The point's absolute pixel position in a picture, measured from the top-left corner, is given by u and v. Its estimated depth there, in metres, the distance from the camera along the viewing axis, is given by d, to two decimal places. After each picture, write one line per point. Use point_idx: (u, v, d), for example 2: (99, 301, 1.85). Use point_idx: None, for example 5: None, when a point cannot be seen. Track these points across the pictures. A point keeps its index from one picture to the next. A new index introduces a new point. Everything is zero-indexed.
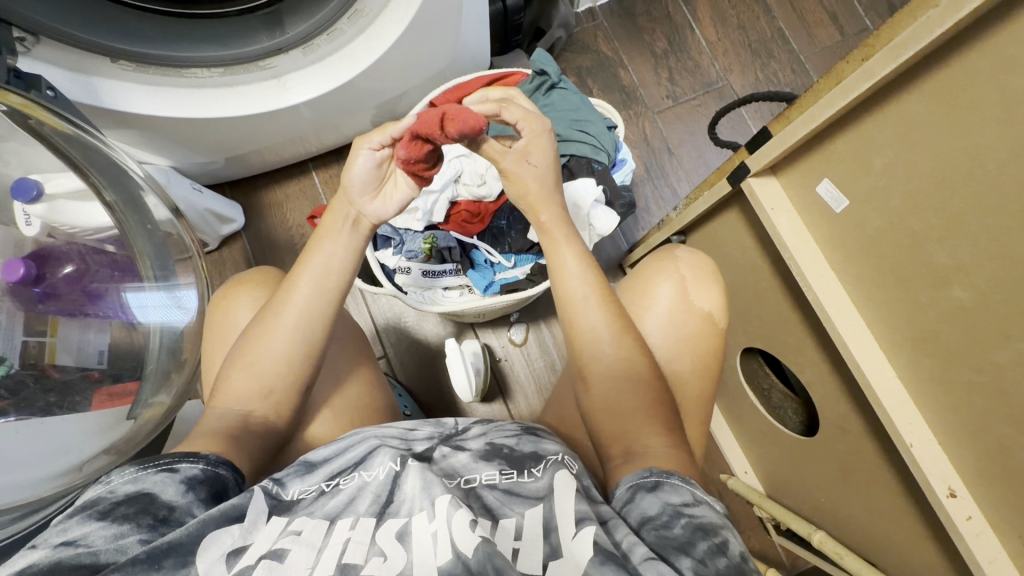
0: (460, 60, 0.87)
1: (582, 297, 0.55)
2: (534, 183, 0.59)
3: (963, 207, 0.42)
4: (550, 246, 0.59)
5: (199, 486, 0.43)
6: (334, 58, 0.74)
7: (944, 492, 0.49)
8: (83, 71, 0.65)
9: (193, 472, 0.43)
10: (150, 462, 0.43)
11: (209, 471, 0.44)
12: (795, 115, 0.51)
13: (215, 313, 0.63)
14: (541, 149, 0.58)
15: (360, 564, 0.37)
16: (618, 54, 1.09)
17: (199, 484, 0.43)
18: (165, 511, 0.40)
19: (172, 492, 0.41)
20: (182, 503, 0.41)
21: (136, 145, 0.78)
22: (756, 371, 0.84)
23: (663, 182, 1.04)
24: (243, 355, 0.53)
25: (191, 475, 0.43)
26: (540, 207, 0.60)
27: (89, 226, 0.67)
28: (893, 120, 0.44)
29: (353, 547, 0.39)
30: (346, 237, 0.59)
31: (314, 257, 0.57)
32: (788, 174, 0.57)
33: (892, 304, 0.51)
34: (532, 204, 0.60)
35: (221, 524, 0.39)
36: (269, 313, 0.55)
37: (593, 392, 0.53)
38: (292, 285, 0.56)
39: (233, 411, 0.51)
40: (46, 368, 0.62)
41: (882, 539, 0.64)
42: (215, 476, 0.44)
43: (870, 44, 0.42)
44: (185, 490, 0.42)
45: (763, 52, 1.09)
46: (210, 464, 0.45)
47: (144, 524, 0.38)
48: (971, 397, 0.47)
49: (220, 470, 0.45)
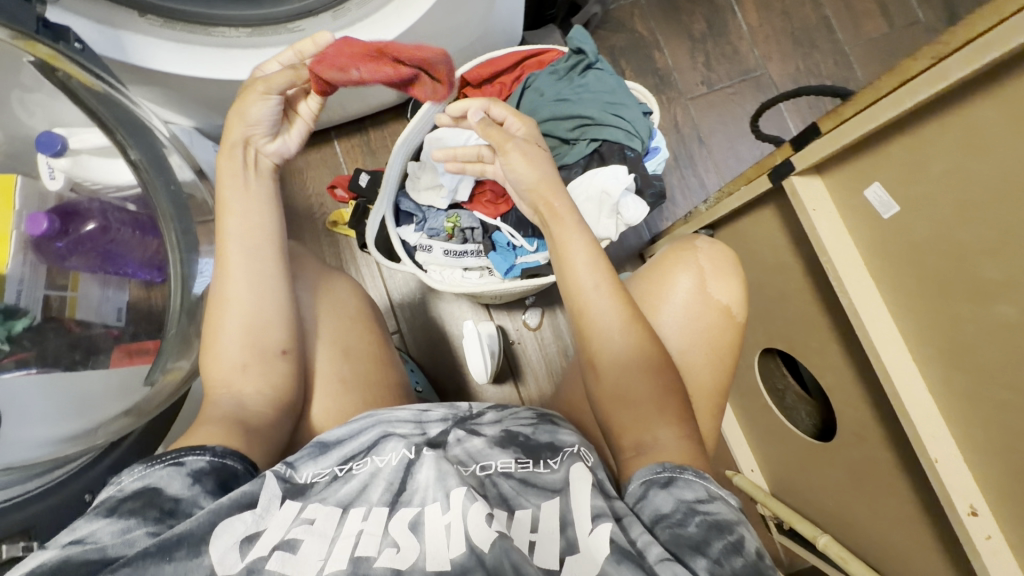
0: (492, 32, 0.84)
1: (599, 286, 0.54)
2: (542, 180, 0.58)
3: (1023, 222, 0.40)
4: (561, 239, 0.56)
5: (205, 477, 0.42)
6: (364, 23, 0.72)
7: (963, 508, 0.49)
8: (110, 24, 0.64)
9: (200, 464, 0.43)
10: (156, 458, 0.42)
11: (215, 463, 0.44)
12: (848, 112, 0.48)
13: None
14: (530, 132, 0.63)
15: (372, 556, 0.38)
16: (654, 35, 1.05)
17: (205, 476, 0.42)
18: (171, 503, 0.40)
19: (178, 485, 0.41)
20: (188, 495, 0.41)
21: (162, 104, 0.77)
22: (773, 371, 0.83)
23: (691, 172, 1.01)
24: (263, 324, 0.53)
25: (198, 468, 0.43)
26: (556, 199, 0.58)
27: (114, 183, 0.67)
28: (958, 125, 0.42)
29: (366, 539, 0.39)
30: (255, 186, 0.57)
31: (227, 218, 0.55)
32: (834, 174, 0.55)
33: (929, 318, 0.50)
34: (545, 198, 0.58)
35: (233, 511, 0.40)
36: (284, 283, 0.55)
37: (603, 383, 0.52)
38: (237, 254, 0.54)
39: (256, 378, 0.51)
40: (66, 322, 0.63)
41: (889, 547, 0.64)
42: (221, 467, 0.44)
43: (943, 42, 0.40)
44: (191, 483, 0.42)
45: (806, 41, 1.04)
46: (217, 456, 0.44)
47: (151, 518, 0.39)
48: (1008, 416, 0.45)
49: (227, 460, 0.44)
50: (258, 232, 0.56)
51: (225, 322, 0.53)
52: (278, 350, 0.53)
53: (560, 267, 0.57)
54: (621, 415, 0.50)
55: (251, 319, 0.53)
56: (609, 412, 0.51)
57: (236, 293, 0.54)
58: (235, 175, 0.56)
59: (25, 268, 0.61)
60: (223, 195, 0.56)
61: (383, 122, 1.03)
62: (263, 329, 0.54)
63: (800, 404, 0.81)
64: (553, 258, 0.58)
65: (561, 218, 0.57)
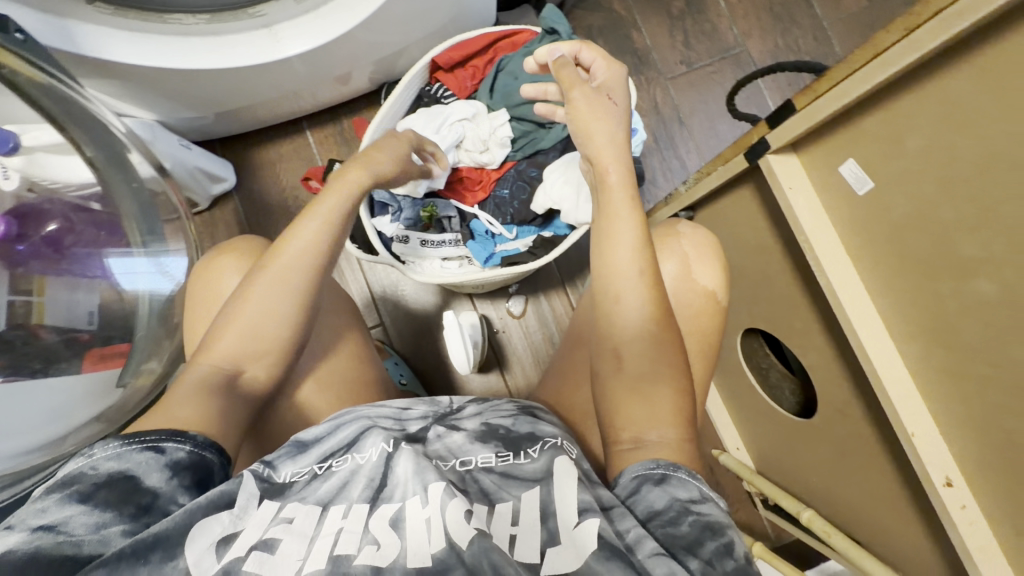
0: (464, 14, 0.81)
1: (628, 262, 0.53)
2: (597, 124, 0.57)
3: (1003, 198, 0.39)
4: (607, 207, 0.55)
5: (184, 472, 0.41)
6: (327, 7, 0.69)
7: (939, 481, 0.49)
8: (55, 13, 0.60)
9: (179, 455, 0.42)
10: (135, 437, 0.41)
11: (195, 454, 0.42)
12: (822, 88, 0.48)
13: (196, 282, 0.60)
14: (616, 82, 0.59)
15: (352, 554, 0.37)
16: (632, 13, 1.02)
17: (184, 471, 0.41)
18: (148, 498, 0.39)
19: (156, 477, 0.40)
20: (166, 490, 0.40)
21: (118, 97, 0.74)
22: (756, 351, 0.82)
23: (672, 153, 1.00)
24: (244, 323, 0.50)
25: (178, 459, 0.41)
26: (607, 154, 0.57)
27: (76, 181, 0.63)
28: (934, 99, 0.41)
29: (345, 537, 0.38)
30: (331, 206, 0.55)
31: (308, 220, 0.54)
32: (810, 152, 0.55)
33: (908, 294, 0.49)
34: (598, 149, 0.57)
35: (210, 512, 0.39)
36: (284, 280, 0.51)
37: (625, 372, 0.51)
38: (296, 249, 0.52)
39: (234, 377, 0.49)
40: (33, 328, 0.59)
41: (871, 520, 0.65)
42: (200, 461, 0.42)
43: (916, 13, 0.39)
44: (169, 476, 0.40)
45: (786, 16, 1.03)
46: (197, 446, 0.43)
47: (127, 514, 0.38)
48: (983, 389, 0.46)
49: (207, 453, 0.43)
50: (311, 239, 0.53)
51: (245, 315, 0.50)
52: (275, 341, 0.51)
53: (602, 241, 0.54)
54: (637, 407, 0.49)
55: (243, 317, 0.50)
56: (622, 401, 0.50)
57: (259, 288, 0.51)
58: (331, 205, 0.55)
59: None
60: (326, 198, 0.55)
61: (356, 110, 1.00)
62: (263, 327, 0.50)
63: (785, 382, 0.80)
64: (596, 232, 0.56)
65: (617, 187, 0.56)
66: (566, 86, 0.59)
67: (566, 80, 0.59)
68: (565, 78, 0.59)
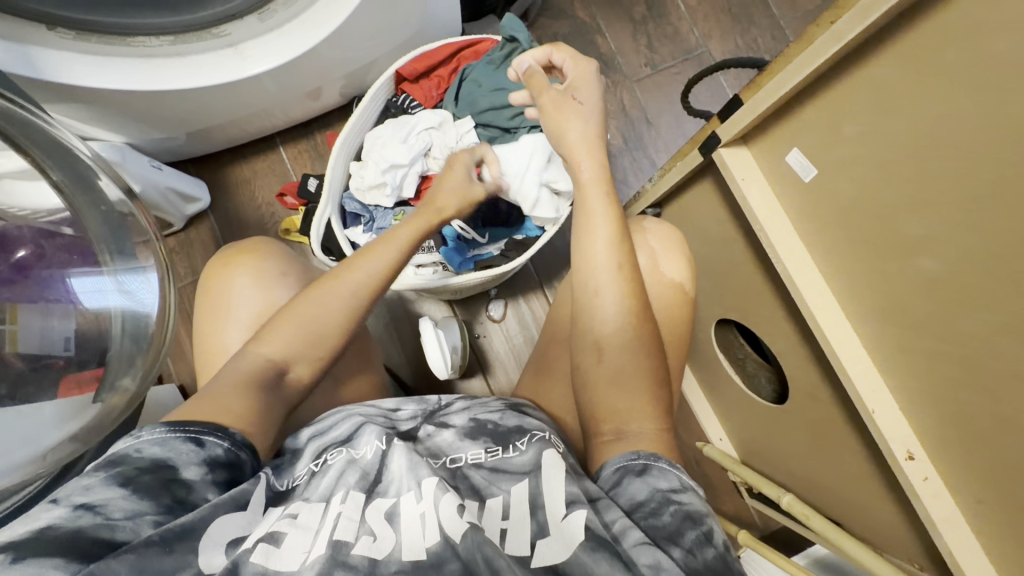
0: (429, 27, 0.83)
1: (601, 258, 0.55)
2: (568, 120, 0.60)
3: (938, 179, 0.41)
4: (581, 201, 0.58)
5: (218, 469, 0.41)
6: (292, 24, 0.70)
7: (903, 455, 0.51)
8: (20, 41, 0.60)
9: (217, 452, 0.41)
10: (181, 426, 0.42)
11: (232, 454, 0.42)
12: (765, 81, 0.50)
13: (209, 282, 0.63)
14: (587, 80, 0.61)
15: (351, 542, 0.37)
16: (595, 19, 1.05)
17: (218, 467, 0.41)
18: (183, 491, 0.40)
19: (193, 471, 0.40)
20: (199, 484, 0.40)
21: (87, 121, 0.74)
22: (730, 342, 0.84)
23: (641, 153, 1.02)
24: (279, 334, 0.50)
25: (214, 455, 0.41)
26: (580, 151, 0.59)
27: (43, 208, 0.65)
28: (864, 86, 0.44)
29: (343, 523, 0.39)
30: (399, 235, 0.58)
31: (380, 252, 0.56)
32: (760, 143, 0.57)
33: (861, 276, 0.51)
34: (569, 143, 0.59)
35: (229, 510, 0.39)
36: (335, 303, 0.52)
37: (605, 365, 0.52)
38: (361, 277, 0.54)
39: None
40: (6, 355, 0.58)
41: (849, 500, 0.66)
42: (234, 461, 0.42)
43: (840, 6, 0.41)
44: (204, 472, 0.41)
45: (743, 16, 1.06)
46: (234, 446, 0.42)
47: (162, 505, 0.38)
48: (933, 363, 0.47)
49: (242, 454, 0.43)
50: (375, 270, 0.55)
51: (290, 320, 0.51)
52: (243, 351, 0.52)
53: (585, 241, 0.56)
54: (616, 399, 0.50)
55: (288, 321, 0.51)
56: (602, 395, 0.51)
57: (311, 298, 0.52)
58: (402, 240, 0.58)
59: None
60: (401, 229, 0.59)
61: (329, 124, 1.01)
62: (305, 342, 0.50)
63: (761, 368, 0.81)
64: (574, 219, 0.58)
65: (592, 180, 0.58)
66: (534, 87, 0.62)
67: (535, 81, 0.62)
68: (535, 78, 0.62)
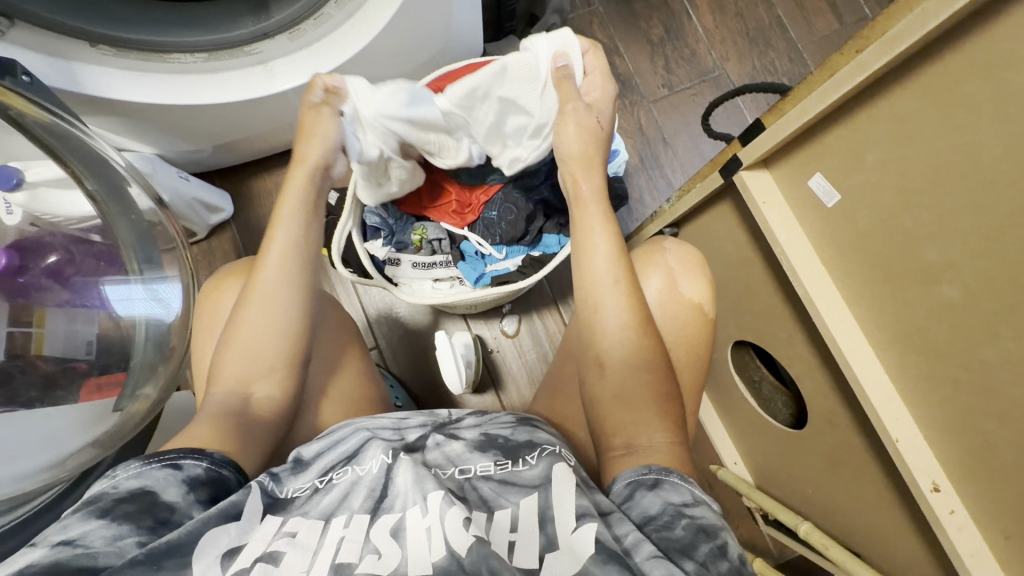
0: (451, 46, 0.85)
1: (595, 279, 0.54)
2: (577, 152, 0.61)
3: (966, 208, 0.41)
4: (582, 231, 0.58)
5: (200, 487, 0.42)
6: (320, 44, 0.72)
7: (926, 486, 0.50)
8: (61, 56, 0.62)
9: (197, 471, 0.43)
10: (156, 457, 0.42)
11: (212, 471, 0.44)
12: (787, 108, 0.51)
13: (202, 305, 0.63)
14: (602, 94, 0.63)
15: (354, 562, 0.37)
16: (614, 41, 1.07)
17: (200, 486, 0.42)
18: (165, 512, 0.39)
19: (173, 492, 0.41)
20: (182, 505, 0.40)
21: (120, 134, 0.76)
22: (746, 363, 0.83)
23: (658, 173, 1.03)
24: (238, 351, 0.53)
25: (195, 475, 0.42)
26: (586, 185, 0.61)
27: (75, 215, 0.66)
28: (886, 114, 0.44)
29: (347, 546, 0.38)
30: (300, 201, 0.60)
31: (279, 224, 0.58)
32: (781, 168, 0.57)
33: (881, 300, 0.51)
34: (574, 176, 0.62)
35: (220, 522, 0.39)
36: (274, 306, 0.54)
37: (607, 379, 0.52)
38: (276, 256, 0.56)
39: (237, 394, 0.51)
40: (33, 359, 0.59)
41: (869, 531, 0.65)
42: (217, 477, 0.44)
43: (864, 37, 0.42)
44: (186, 491, 0.41)
45: (761, 40, 1.07)
46: (214, 464, 0.44)
47: (144, 526, 0.38)
48: (958, 393, 0.47)
49: (223, 471, 0.44)
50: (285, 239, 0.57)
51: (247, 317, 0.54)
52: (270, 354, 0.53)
53: (578, 255, 0.57)
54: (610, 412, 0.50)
55: (242, 343, 0.53)
56: (610, 411, 0.51)
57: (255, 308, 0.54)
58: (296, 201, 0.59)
59: None
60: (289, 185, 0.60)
61: None
62: (265, 337, 0.53)
63: (777, 394, 0.81)
64: (574, 241, 0.59)
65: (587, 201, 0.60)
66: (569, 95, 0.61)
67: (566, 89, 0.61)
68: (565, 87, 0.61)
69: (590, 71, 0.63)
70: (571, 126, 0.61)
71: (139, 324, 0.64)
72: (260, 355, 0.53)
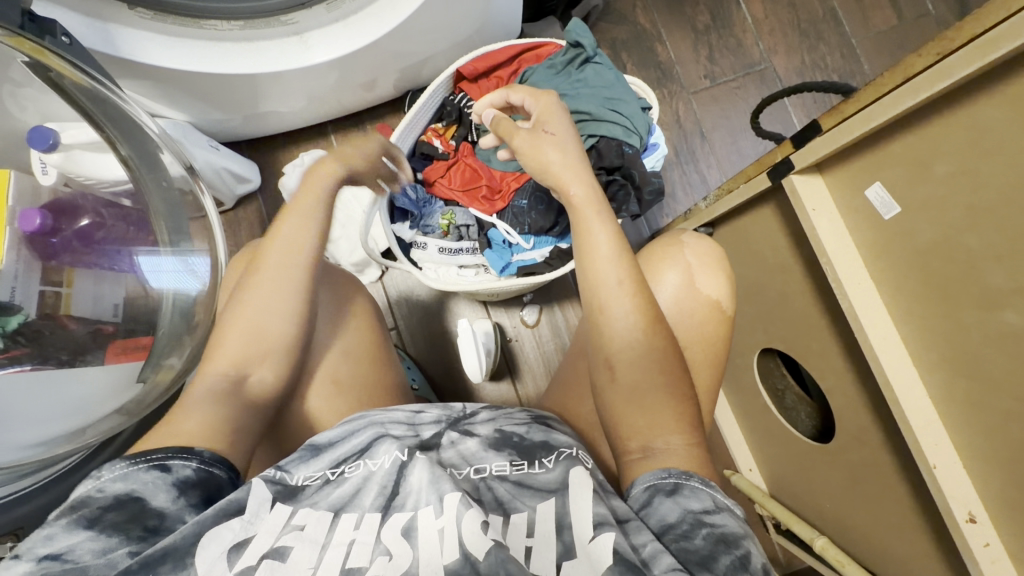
0: (490, 26, 0.82)
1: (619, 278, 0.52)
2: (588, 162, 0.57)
3: None
4: (584, 243, 0.54)
5: (190, 490, 0.41)
6: (359, 16, 0.70)
7: (962, 516, 0.48)
8: (98, 17, 0.61)
9: (186, 473, 0.42)
10: (141, 458, 0.41)
11: (202, 471, 0.42)
12: (850, 110, 0.48)
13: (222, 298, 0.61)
14: (555, 112, 0.59)
15: (365, 566, 0.37)
16: (656, 27, 1.02)
17: (191, 488, 0.41)
18: (155, 519, 0.39)
19: (162, 497, 0.40)
20: (173, 510, 0.40)
21: (153, 98, 0.75)
22: (772, 371, 0.81)
23: (693, 168, 0.99)
24: (237, 342, 0.52)
25: (184, 477, 0.41)
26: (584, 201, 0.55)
27: (107, 179, 0.64)
28: (964, 126, 0.41)
29: (358, 549, 0.38)
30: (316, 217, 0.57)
31: (273, 244, 0.55)
32: (835, 175, 0.54)
33: (935, 323, 0.48)
34: (557, 179, 0.56)
35: (220, 520, 0.39)
36: (269, 295, 0.53)
37: (619, 383, 0.50)
38: (272, 260, 0.55)
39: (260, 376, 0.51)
40: (61, 319, 0.60)
41: (889, 552, 0.63)
42: (208, 477, 0.42)
43: (949, 38, 0.39)
44: (176, 496, 0.40)
45: (813, 33, 1.02)
46: (203, 463, 0.43)
47: (134, 536, 0.38)
48: (1011, 425, 0.44)
49: (213, 469, 0.43)
50: (308, 238, 0.56)
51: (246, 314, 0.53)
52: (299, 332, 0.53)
53: (580, 258, 0.54)
54: (635, 417, 0.48)
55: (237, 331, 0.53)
56: (621, 413, 0.49)
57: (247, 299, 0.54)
58: (305, 211, 0.57)
59: (18, 265, 0.58)
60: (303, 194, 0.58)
61: (381, 114, 1.00)
62: (253, 333, 0.52)
63: (800, 405, 0.79)
64: (573, 247, 0.55)
65: (590, 203, 0.55)
66: (510, 134, 0.59)
67: (507, 130, 0.59)
68: (506, 126, 0.59)
69: (522, 99, 0.61)
70: (531, 156, 0.57)
71: (173, 276, 0.66)
72: (258, 344, 0.52)
